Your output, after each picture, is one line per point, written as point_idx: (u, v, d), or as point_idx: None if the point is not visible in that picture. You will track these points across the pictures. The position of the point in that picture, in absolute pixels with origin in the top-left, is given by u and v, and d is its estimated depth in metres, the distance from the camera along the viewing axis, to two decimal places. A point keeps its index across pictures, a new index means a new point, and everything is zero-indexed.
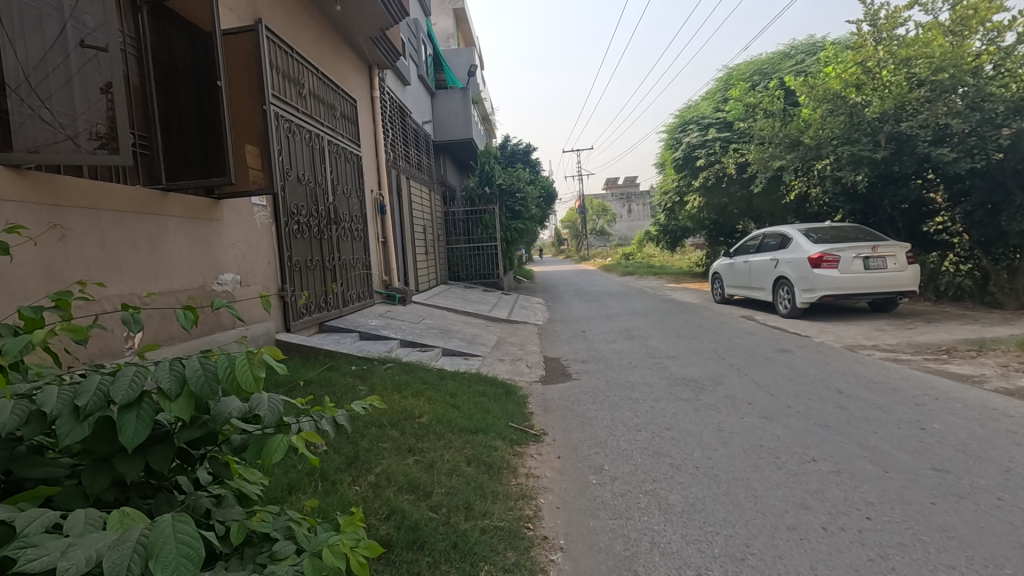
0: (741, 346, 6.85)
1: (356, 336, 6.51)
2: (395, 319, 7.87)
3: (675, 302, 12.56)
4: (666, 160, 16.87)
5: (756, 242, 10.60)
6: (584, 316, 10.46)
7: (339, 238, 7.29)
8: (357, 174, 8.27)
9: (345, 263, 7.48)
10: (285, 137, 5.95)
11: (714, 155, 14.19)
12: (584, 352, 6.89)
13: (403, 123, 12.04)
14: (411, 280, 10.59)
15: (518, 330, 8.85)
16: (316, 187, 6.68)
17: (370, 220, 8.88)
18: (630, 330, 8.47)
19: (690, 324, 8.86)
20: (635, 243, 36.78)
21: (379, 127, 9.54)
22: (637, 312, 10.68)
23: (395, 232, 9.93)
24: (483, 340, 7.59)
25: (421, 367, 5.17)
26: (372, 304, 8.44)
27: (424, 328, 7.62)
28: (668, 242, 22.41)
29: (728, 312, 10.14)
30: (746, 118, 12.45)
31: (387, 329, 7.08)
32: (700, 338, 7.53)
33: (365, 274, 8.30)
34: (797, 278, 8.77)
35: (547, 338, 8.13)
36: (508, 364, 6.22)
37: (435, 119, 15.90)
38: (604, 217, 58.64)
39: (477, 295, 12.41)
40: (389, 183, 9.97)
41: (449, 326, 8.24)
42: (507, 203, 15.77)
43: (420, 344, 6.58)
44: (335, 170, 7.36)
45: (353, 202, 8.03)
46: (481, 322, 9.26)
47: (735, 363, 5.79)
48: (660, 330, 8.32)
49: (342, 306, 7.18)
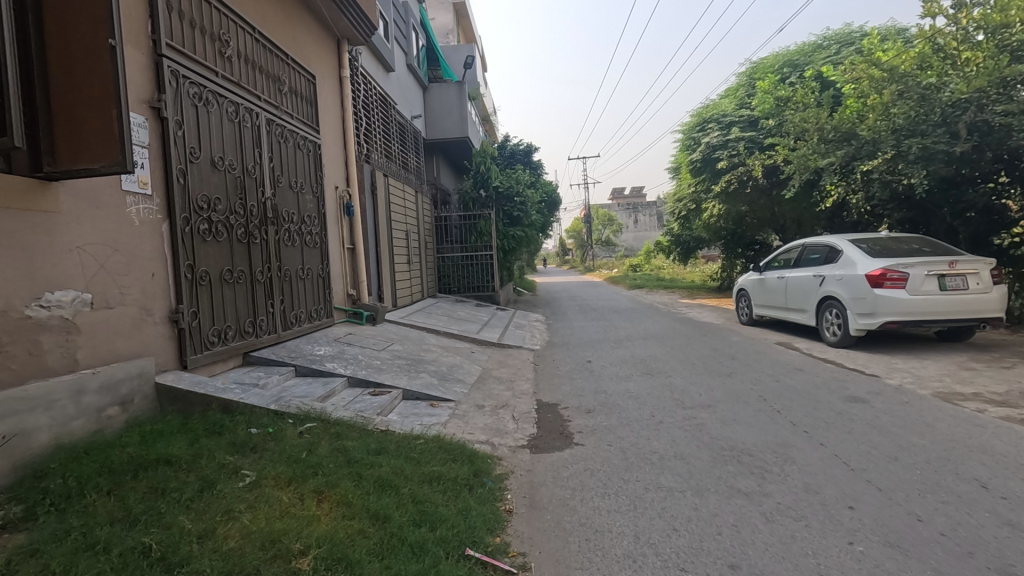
0: (795, 390, 5.25)
1: (289, 372, 4.97)
2: (353, 345, 6.33)
3: (693, 322, 10.95)
4: (682, 163, 15.28)
5: (792, 253, 9.01)
6: (589, 340, 8.87)
7: (280, 242, 5.76)
8: (313, 165, 6.77)
9: (289, 274, 5.95)
10: (190, 106, 4.44)
11: (738, 156, 12.60)
12: (589, 395, 5.31)
13: (386, 115, 10.56)
14: (387, 294, 9.05)
15: (508, 359, 7.27)
16: (245, 176, 5.17)
17: (331, 223, 7.37)
18: (646, 361, 6.88)
19: (718, 354, 7.26)
20: (643, 254, 35.19)
21: (348, 113, 8.04)
22: (651, 337, 9.07)
23: (366, 239, 8.42)
24: (462, 374, 6.01)
25: (357, 429, 3.61)
26: (328, 326, 6.90)
27: (388, 358, 6.06)
28: (680, 254, 20.83)
29: (761, 338, 8.54)
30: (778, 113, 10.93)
31: (336, 361, 5.53)
32: (737, 377, 5.93)
33: (319, 287, 6.76)
34: (850, 300, 7.18)
35: (543, 371, 6.55)
36: (487, 414, 4.64)
37: (426, 115, 14.46)
38: (609, 227, 57.06)
39: (467, 313, 10.85)
40: (362, 180, 8.49)
41: (422, 354, 6.67)
42: (505, 208, 14.23)
43: (376, 383, 5.04)
44: (277, 158, 5.85)
45: (306, 199, 6.51)
46: (465, 348, 7.67)
47: (797, 423, 4.19)
48: (682, 363, 6.72)
49: (280, 330, 5.64)
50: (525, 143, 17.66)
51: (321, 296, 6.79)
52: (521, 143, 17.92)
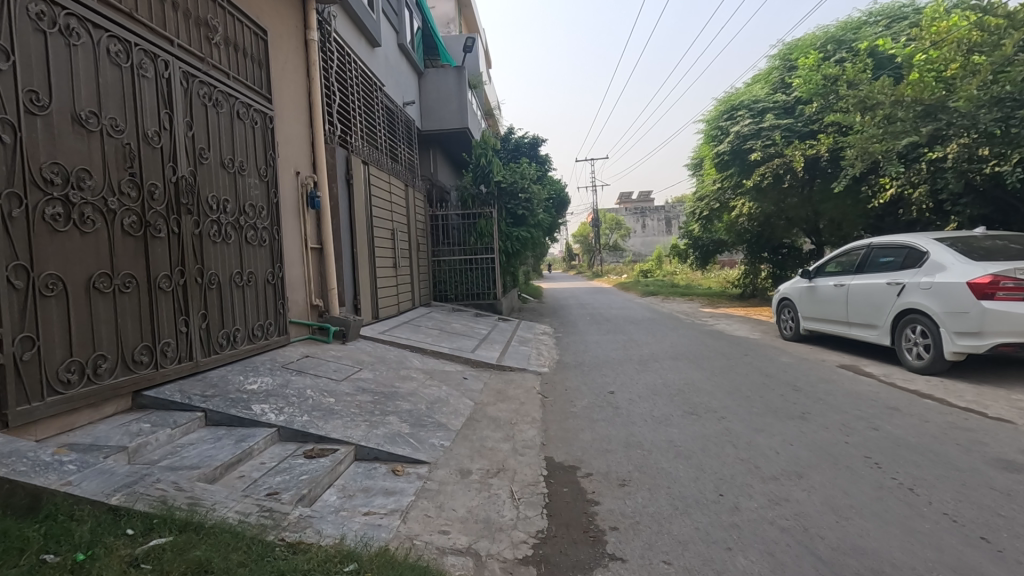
0: (910, 446, 3.72)
1: (195, 422, 3.48)
2: (304, 372, 4.85)
3: (725, 337, 9.40)
4: (706, 156, 13.75)
5: (857, 256, 7.48)
6: (607, 361, 7.36)
7: (202, 237, 4.31)
8: (261, 143, 5.32)
9: (217, 281, 4.50)
10: (32, 33, 2.99)
11: (774, 146, 11.08)
12: (619, 451, 3.80)
13: (370, 96, 9.11)
14: (365, 304, 7.58)
15: (508, 389, 5.76)
16: (141, 146, 3.71)
17: (288, 218, 5.94)
18: (684, 394, 5.36)
19: (773, 383, 5.74)
20: (653, 259, 33.47)
21: (315, 83, 6.57)
22: (681, 356, 7.54)
23: (339, 238, 7.00)
24: (445, 415, 4.52)
25: (242, 549, 2.10)
26: (279, 346, 5.45)
27: (348, 392, 4.58)
28: (698, 259, 19.28)
29: (819, 361, 6.98)
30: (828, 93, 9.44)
31: (271, 398, 4.04)
32: (816, 421, 4.39)
33: (267, 297, 5.31)
34: (942, 314, 5.66)
35: (553, 407, 5.04)
36: (473, 488, 3.15)
37: (422, 103, 13.06)
38: (617, 231, 55.43)
39: (463, 326, 9.35)
40: (337, 169, 7.07)
41: (397, 384, 5.17)
42: (507, 206, 12.75)
43: (317, 436, 3.55)
44: (200, 127, 4.39)
45: (248, 184, 5.05)
46: (455, 372, 6.17)
47: (957, 517, 2.67)
48: (731, 396, 5.21)
49: (200, 355, 4.18)
50: (530, 136, 16.23)
51: (269, 311, 5.34)
52: (526, 136, 16.47)
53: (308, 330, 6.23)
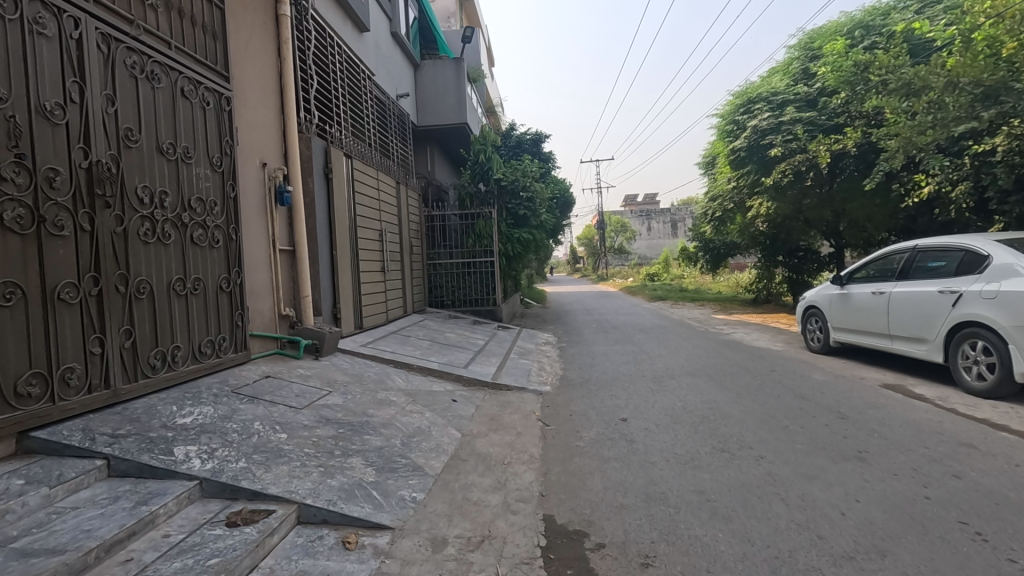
0: (1011, 504, 2.91)
1: (93, 475, 2.70)
2: (257, 398, 4.06)
3: (746, 349, 8.58)
4: (720, 153, 12.92)
5: (898, 260, 6.62)
6: (617, 378, 6.55)
7: (127, 235, 3.53)
8: (214, 127, 4.55)
9: (149, 290, 3.72)
10: None
11: (797, 141, 10.25)
12: (638, 507, 3.00)
13: (357, 86, 8.34)
14: (345, 313, 6.79)
15: (503, 414, 4.95)
16: (33, 119, 2.94)
17: (250, 215, 5.16)
18: (711, 423, 4.55)
19: (813, 409, 4.92)
20: (660, 262, 32.58)
21: (287, 63, 5.80)
22: (701, 372, 6.72)
23: (315, 239, 6.23)
24: (424, 452, 3.73)
25: None
26: (234, 364, 4.67)
27: (307, 423, 3.79)
28: (709, 262, 18.43)
29: (858, 379, 6.15)
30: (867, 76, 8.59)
31: (204, 435, 3.25)
32: (878, 463, 3.57)
33: (220, 307, 4.52)
34: (1011, 328, 4.84)
35: (555, 440, 4.24)
36: (445, 572, 2.36)
37: (417, 96, 12.35)
38: (622, 234, 54.52)
39: (458, 336, 8.56)
40: (313, 162, 6.30)
41: (371, 410, 4.39)
42: (508, 205, 11.98)
43: (250, 491, 2.76)
44: (127, 103, 3.62)
45: (196, 174, 4.27)
46: (443, 393, 5.38)
47: None
48: (766, 426, 4.40)
49: (120, 382, 3.40)
50: (532, 132, 15.45)
51: (222, 323, 4.56)
52: (529, 132, 15.67)
53: (275, 345, 5.45)
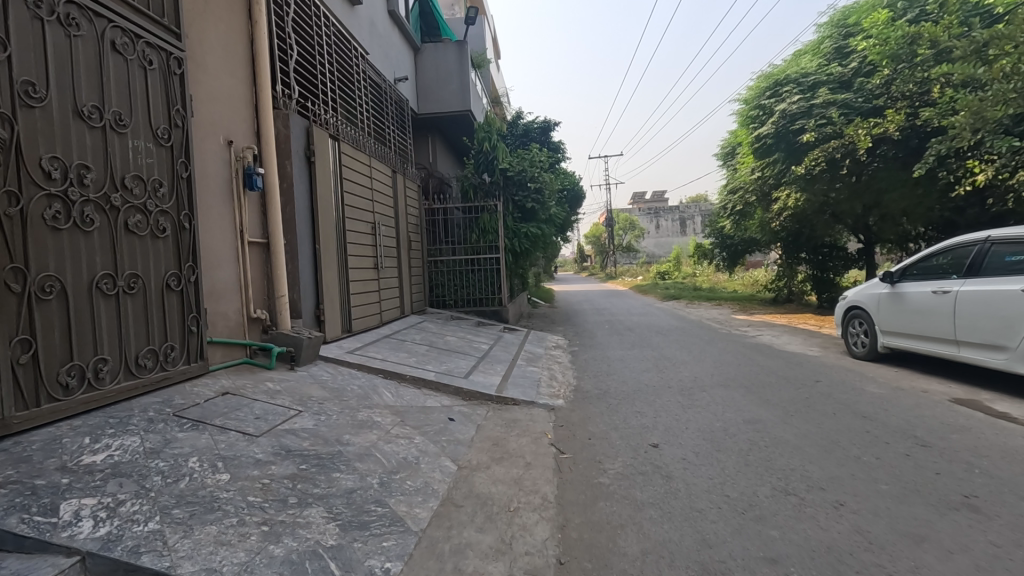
0: None
1: None
2: (203, 422, 3.27)
3: (779, 355, 7.72)
4: (742, 141, 12.06)
5: (966, 254, 5.78)
6: (639, 389, 5.73)
7: (19, 218, 2.73)
8: (159, 92, 3.76)
9: (59, 289, 2.93)
10: None
11: (831, 125, 9.40)
12: None
13: (348, 63, 7.56)
14: (330, 315, 6.00)
15: (509, 438, 4.14)
16: None
17: (209, 200, 4.37)
18: (762, 452, 3.72)
19: (884, 433, 4.07)
20: (671, 259, 31.64)
21: (258, 27, 5.01)
22: (735, 383, 5.88)
23: (294, 231, 5.45)
24: (408, 497, 2.92)
25: None
26: (186, 377, 3.89)
27: (261, 457, 3.00)
28: (726, 259, 17.57)
29: (922, 393, 5.29)
30: (920, 47, 7.69)
31: (113, 482, 2.46)
32: (999, 515, 2.73)
33: (167, 310, 3.73)
34: None
35: (573, 476, 3.42)
36: None
37: (417, 82, 11.56)
38: (632, 232, 53.50)
39: (460, 339, 7.76)
40: (292, 143, 5.51)
41: (348, 434, 3.60)
42: (514, 197, 11.17)
43: (153, 572, 1.97)
44: (28, 50, 2.84)
45: (132, 148, 3.48)
46: (438, 411, 4.58)
47: None
48: (832, 458, 3.57)
49: (10, 411, 2.63)
50: (540, 120, 14.62)
51: (171, 330, 3.77)
52: (536, 121, 14.84)
53: (242, 353, 4.68)
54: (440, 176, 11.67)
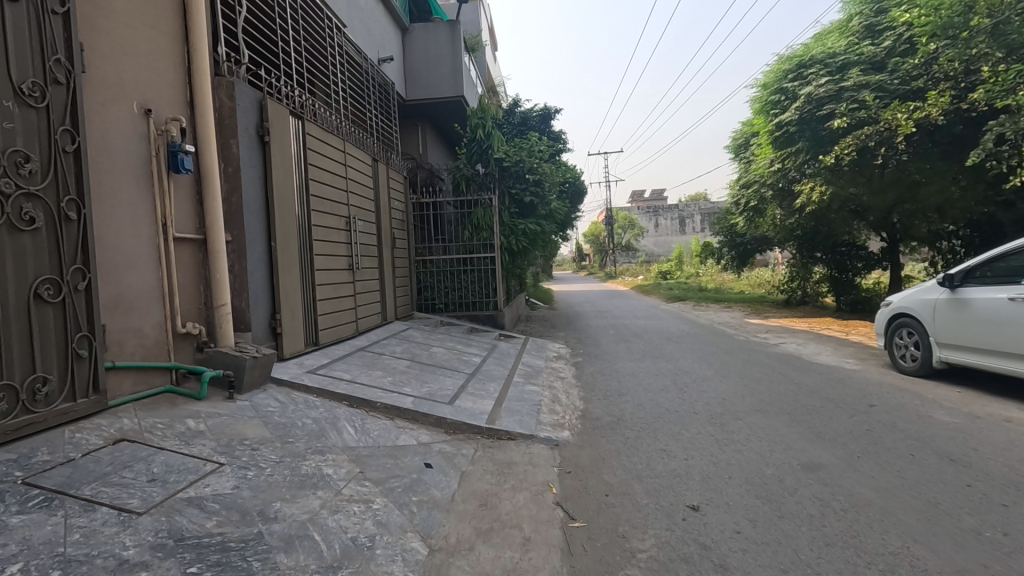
0: None
1: None
2: (61, 495, 2.28)
3: (813, 369, 6.76)
4: (759, 130, 11.11)
5: None
6: (660, 417, 4.76)
7: None
8: (24, 34, 2.78)
9: None
10: None
11: (864, 110, 8.49)
12: None
13: (319, 34, 6.56)
14: (290, 326, 5.01)
15: (502, 495, 3.17)
16: None
17: (112, 183, 3.39)
18: (842, 523, 2.75)
19: (994, 488, 3.11)
20: (673, 258, 30.70)
21: None
22: (774, 408, 4.92)
23: (242, 226, 4.46)
24: None
25: None
26: (70, 419, 2.91)
27: (128, 555, 2.01)
28: (735, 258, 16.63)
29: (1008, 424, 4.32)
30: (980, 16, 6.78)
31: None
32: None
33: (36, 330, 2.75)
34: None
35: (590, 564, 2.45)
36: None
37: (405, 63, 10.58)
38: (631, 230, 52.51)
39: (448, 351, 6.78)
40: (240, 118, 4.51)
41: (279, 502, 2.62)
42: (511, 190, 10.18)
43: None
44: None
45: None
46: (412, 454, 3.60)
47: None
48: (944, 536, 2.60)
49: None
50: (539, 107, 13.66)
51: (43, 356, 2.79)
52: (534, 109, 13.88)
53: (165, 379, 3.68)
54: (429, 167, 10.67)
